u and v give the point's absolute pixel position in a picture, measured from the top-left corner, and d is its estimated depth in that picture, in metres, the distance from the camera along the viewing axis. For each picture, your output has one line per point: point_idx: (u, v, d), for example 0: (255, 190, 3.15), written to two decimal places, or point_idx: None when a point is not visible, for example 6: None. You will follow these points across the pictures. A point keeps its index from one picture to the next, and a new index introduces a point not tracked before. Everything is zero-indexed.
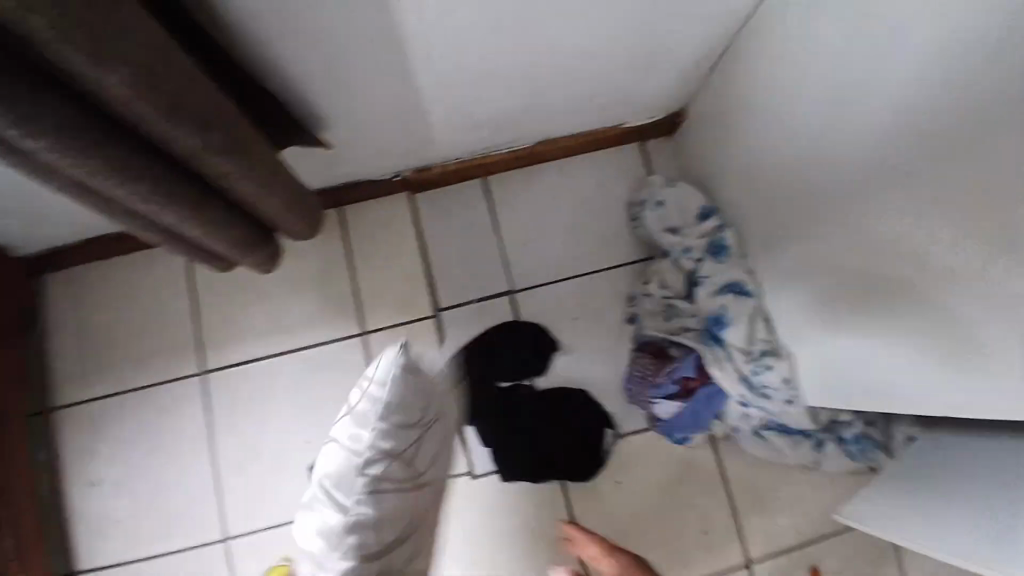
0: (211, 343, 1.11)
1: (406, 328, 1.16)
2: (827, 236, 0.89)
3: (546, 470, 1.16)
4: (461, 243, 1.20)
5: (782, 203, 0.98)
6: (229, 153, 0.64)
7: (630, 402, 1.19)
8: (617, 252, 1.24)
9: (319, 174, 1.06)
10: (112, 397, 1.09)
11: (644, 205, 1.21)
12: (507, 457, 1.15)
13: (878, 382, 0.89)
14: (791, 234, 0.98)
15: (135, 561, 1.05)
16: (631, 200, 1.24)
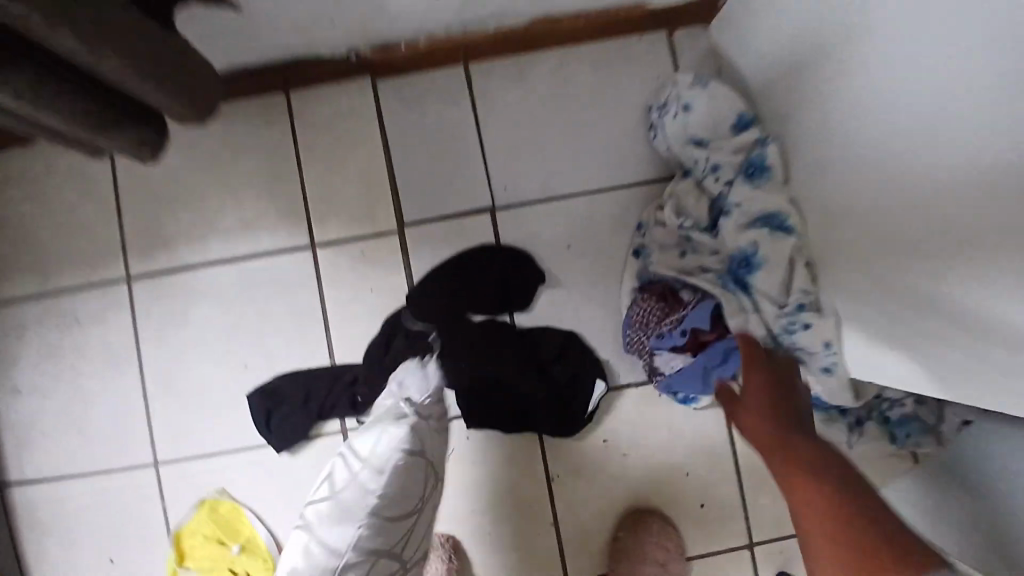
0: (142, 247, 0.97)
1: (364, 244, 0.98)
2: (902, 155, 0.63)
3: (518, 421, 0.98)
4: (434, 146, 0.98)
5: (846, 108, 0.71)
6: (65, 30, 0.49)
7: (626, 350, 0.98)
8: (627, 168, 1.00)
9: (251, 48, 0.86)
10: (33, 299, 0.97)
11: (666, 109, 0.96)
12: (474, 402, 0.97)
13: (927, 368, 0.69)
14: (851, 154, 0.72)
15: (60, 477, 0.95)
16: (649, 105, 1.00)
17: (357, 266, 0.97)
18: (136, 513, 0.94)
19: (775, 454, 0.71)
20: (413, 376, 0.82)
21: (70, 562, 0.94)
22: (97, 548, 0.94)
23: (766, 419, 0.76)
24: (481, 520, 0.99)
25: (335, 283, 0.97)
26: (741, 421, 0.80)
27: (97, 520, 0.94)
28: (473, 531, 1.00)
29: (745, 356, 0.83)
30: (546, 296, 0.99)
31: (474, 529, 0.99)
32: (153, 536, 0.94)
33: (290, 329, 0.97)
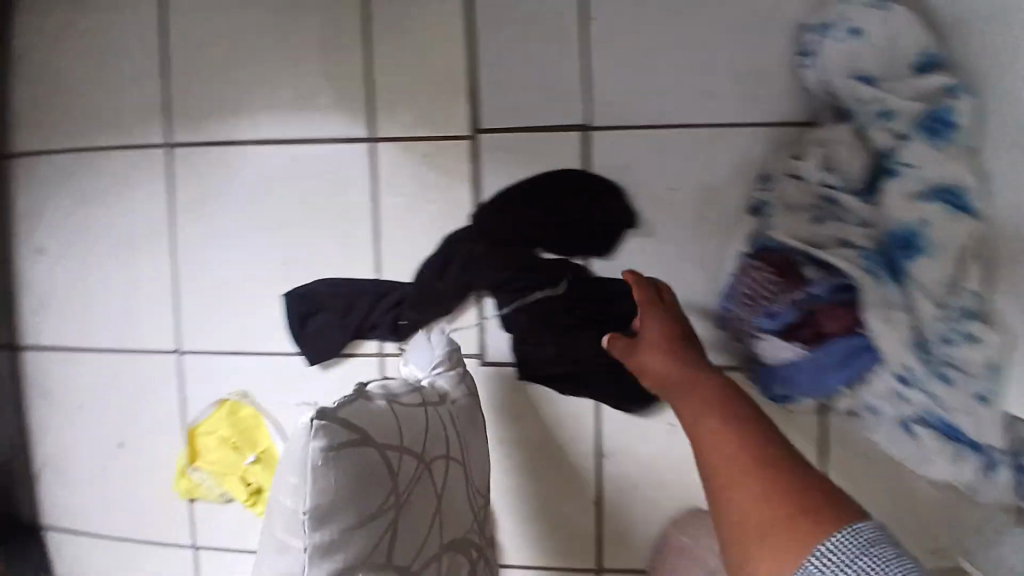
0: (183, 113, 0.86)
1: (428, 148, 0.83)
2: None
3: (574, 380, 0.84)
4: (526, 38, 0.80)
5: None
6: None
7: (723, 325, 0.81)
8: (765, 98, 0.78)
9: None
10: (71, 156, 0.90)
11: (827, 31, 0.74)
12: (528, 349, 0.83)
13: None
14: None
15: (76, 350, 0.90)
16: (802, 26, 0.77)
17: (415, 172, 0.84)
18: (154, 400, 0.88)
19: (695, 405, 0.57)
20: (420, 351, 0.78)
21: (84, 438, 0.91)
22: (110, 429, 0.90)
23: (672, 353, 0.62)
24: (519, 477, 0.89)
25: (389, 187, 0.84)
26: (636, 365, 0.64)
27: (112, 400, 0.90)
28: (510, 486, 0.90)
29: (640, 295, 0.68)
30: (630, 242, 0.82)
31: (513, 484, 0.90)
32: (162, 430, 0.88)
33: (331, 232, 0.85)
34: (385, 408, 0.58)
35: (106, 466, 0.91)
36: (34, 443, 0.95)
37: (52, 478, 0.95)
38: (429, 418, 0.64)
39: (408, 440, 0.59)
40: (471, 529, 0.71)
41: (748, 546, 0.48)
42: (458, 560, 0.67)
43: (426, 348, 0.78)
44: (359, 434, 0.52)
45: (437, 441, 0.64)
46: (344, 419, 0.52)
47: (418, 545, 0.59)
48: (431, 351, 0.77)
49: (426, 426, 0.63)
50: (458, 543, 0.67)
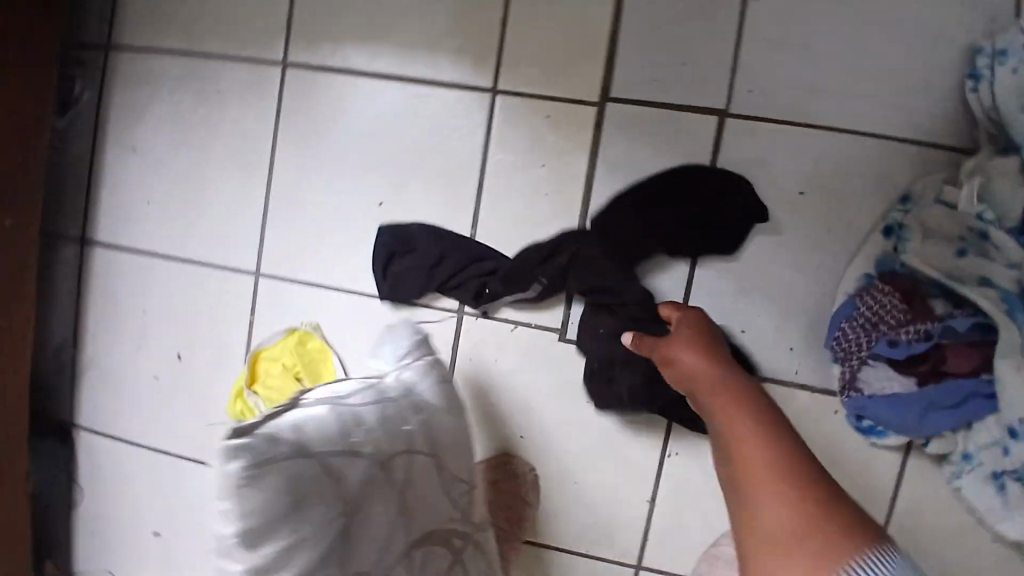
0: (305, 34, 0.83)
1: (550, 109, 0.79)
2: None
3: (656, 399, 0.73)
4: (678, 12, 0.75)
5: None
6: None
7: (825, 345, 0.75)
8: (922, 116, 0.73)
9: None
10: (182, 58, 0.87)
11: (1005, 57, 0.68)
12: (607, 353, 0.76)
13: None
14: None
15: (152, 254, 0.88)
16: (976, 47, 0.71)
17: (531, 134, 0.79)
18: (221, 319, 0.86)
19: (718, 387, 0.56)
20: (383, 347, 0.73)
21: (139, 345, 0.88)
22: (169, 340, 0.88)
23: (707, 355, 0.59)
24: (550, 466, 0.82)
25: (500, 145, 0.80)
26: (664, 357, 0.62)
27: (177, 312, 0.87)
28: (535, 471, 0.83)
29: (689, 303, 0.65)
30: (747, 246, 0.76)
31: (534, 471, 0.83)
32: (227, 348, 0.86)
33: (435, 180, 0.82)
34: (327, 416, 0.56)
35: (159, 376, 0.88)
36: (84, 341, 0.91)
37: (93, 380, 0.91)
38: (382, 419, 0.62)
39: (352, 440, 0.57)
40: (453, 518, 0.69)
41: (760, 560, 0.43)
42: (438, 552, 0.66)
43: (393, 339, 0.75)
44: (290, 444, 0.50)
45: (393, 440, 0.62)
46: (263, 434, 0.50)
47: (381, 545, 0.59)
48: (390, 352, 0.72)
49: (376, 425, 0.61)
50: (436, 535, 0.66)
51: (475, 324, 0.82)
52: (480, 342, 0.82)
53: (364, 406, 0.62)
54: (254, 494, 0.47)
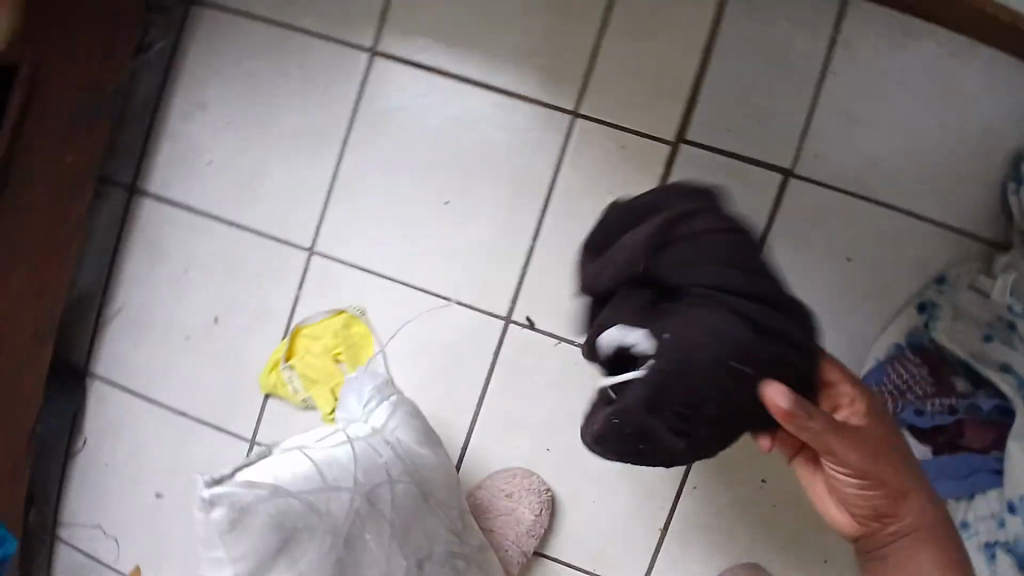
0: (400, 26, 0.85)
1: (625, 139, 0.81)
2: None
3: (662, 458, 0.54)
4: (765, 71, 0.79)
5: None
6: None
7: None
8: (970, 207, 0.78)
9: None
10: (269, 26, 0.87)
11: None
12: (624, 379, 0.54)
13: None
14: None
15: (203, 213, 0.88)
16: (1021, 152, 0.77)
17: (604, 160, 0.82)
18: (268, 289, 0.87)
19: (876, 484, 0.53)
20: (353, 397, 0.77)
21: (176, 302, 0.88)
22: (208, 302, 0.88)
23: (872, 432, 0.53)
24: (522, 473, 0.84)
25: (572, 167, 0.82)
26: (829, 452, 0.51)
27: (223, 275, 0.88)
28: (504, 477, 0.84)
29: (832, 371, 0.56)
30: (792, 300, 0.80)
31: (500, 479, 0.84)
32: (267, 319, 0.87)
33: (503, 189, 0.84)
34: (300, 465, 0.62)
35: (191, 336, 0.88)
36: (116, 288, 0.89)
37: (119, 329, 0.89)
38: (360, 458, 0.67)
39: (326, 480, 0.63)
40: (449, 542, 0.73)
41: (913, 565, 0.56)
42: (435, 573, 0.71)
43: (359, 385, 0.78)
44: (266, 490, 0.57)
45: (374, 472, 0.67)
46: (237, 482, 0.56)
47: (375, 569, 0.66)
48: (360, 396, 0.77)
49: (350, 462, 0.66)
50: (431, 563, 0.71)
51: (522, 334, 0.84)
52: (522, 351, 0.85)
53: (337, 447, 0.67)
54: (237, 537, 0.55)
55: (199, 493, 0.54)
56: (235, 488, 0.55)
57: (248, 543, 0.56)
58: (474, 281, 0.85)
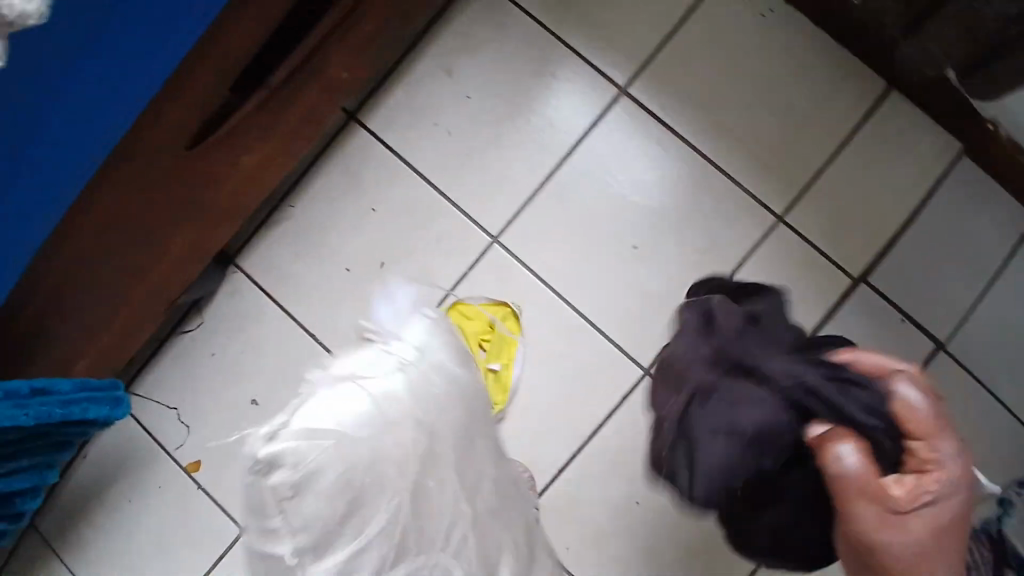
0: (653, 80, 0.92)
1: (810, 258, 0.88)
2: None
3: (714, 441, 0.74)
4: (950, 249, 0.88)
5: None
6: None
7: None
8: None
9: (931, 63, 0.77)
10: (537, 30, 0.93)
11: None
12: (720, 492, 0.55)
13: None
14: None
15: (408, 164, 0.92)
16: None
17: (789, 269, 0.88)
18: (440, 255, 0.91)
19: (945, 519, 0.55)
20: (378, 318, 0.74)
21: (350, 236, 0.91)
22: (380, 245, 0.90)
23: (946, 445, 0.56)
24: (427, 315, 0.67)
25: (757, 261, 0.88)
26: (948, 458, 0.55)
27: (404, 225, 0.91)
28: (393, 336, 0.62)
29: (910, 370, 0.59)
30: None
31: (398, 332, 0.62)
32: (430, 285, 0.91)
33: (689, 257, 0.90)
34: (315, 418, 0.51)
35: (353, 271, 0.90)
36: (296, 201, 0.91)
37: (283, 238, 0.90)
38: (392, 439, 0.54)
39: (386, 414, 0.54)
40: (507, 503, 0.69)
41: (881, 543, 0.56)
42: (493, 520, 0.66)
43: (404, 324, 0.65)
44: (330, 440, 0.51)
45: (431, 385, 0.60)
46: (302, 431, 0.50)
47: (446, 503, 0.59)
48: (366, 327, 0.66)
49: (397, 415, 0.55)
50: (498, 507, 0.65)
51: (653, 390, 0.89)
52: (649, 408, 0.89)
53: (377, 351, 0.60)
54: (309, 495, 0.50)
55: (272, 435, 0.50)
56: (278, 422, 0.51)
57: (315, 508, 0.50)
58: (629, 325, 0.90)
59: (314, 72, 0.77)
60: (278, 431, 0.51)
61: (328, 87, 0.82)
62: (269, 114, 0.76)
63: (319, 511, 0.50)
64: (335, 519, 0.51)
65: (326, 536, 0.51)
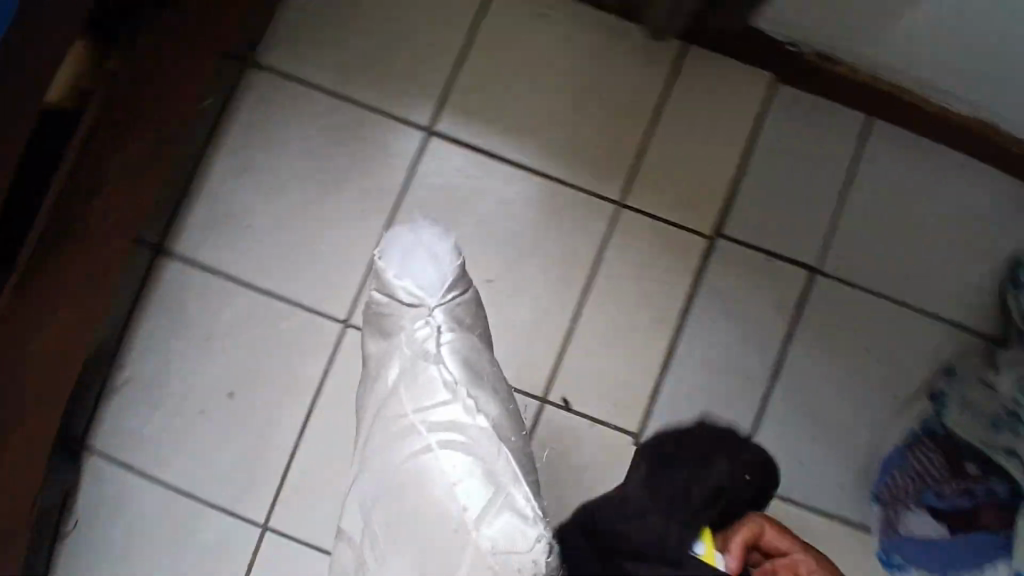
0: (456, 109, 0.88)
1: (666, 228, 0.86)
2: None
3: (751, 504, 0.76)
4: (793, 172, 0.87)
5: None
6: None
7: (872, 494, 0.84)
8: (979, 308, 0.88)
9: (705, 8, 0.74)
10: (324, 96, 0.89)
11: None
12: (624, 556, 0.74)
13: None
14: None
15: (236, 278, 0.86)
16: (1019, 258, 0.87)
17: (649, 246, 0.86)
18: (293, 360, 0.83)
19: None
20: (407, 380, 0.69)
21: (194, 375, 0.83)
22: (228, 375, 0.83)
23: None
24: (444, 365, 0.69)
25: (617, 249, 0.86)
26: None
27: (247, 343, 0.84)
28: (426, 265, 0.73)
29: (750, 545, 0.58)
30: (819, 386, 0.84)
31: (416, 266, 0.73)
32: (290, 397, 0.83)
33: (547, 268, 0.86)
34: (490, 413, 0.68)
35: (207, 410, 0.82)
36: (129, 358, 0.84)
37: (126, 405, 0.83)
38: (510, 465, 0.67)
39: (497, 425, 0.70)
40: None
41: None
42: None
43: (422, 257, 0.74)
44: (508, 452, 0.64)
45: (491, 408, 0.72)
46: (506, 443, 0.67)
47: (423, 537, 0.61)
48: (437, 377, 0.69)
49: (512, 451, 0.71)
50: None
51: (558, 416, 0.84)
52: (559, 434, 0.84)
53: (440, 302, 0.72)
54: (515, 504, 0.58)
55: (546, 545, 0.54)
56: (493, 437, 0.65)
57: (503, 519, 0.57)
58: (514, 359, 0.84)
59: (72, 250, 0.70)
60: (513, 505, 0.58)
61: (107, 248, 0.75)
62: (45, 305, 0.69)
63: (507, 525, 0.56)
64: (512, 534, 0.56)
65: (482, 525, 0.57)
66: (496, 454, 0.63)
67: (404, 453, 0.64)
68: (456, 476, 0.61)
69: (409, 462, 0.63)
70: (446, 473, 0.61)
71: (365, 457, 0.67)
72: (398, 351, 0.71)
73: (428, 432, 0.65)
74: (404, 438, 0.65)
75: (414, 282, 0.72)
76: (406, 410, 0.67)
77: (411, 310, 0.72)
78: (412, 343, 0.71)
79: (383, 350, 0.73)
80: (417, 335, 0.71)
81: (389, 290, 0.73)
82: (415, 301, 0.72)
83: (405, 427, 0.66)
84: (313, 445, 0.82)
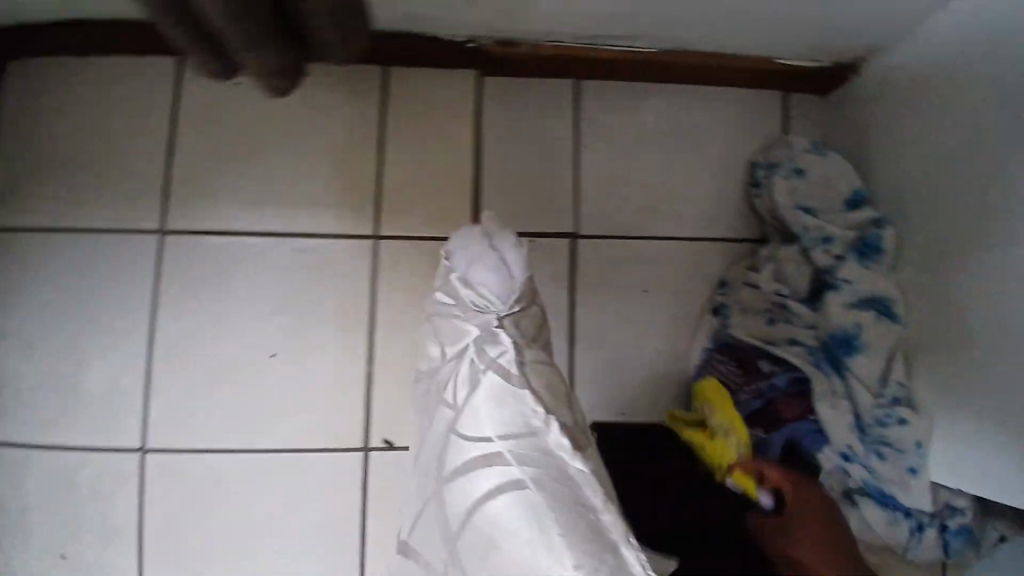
0: (185, 200, 0.85)
1: (426, 245, 0.87)
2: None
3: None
4: (526, 155, 0.91)
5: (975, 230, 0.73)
6: None
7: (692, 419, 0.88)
8: (737, 217, 0.94)
9: None
10: (50, 234, 0.85)
11: (777, 168, 0.89)
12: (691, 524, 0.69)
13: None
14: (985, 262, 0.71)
15: (24, 445, 0.83)
16: (755, 160, 0.93)
17: (416, 269, 0.86)
18: (109, 503, 0.84)
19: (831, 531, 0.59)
20: (483, 400, 0.53)
21: (20, 552, 0.83)
22: (53, 539, 0.83)
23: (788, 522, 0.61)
24: (529, 387, 0.53)
25: (387, 283, 0.86)
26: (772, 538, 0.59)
27: (59, 503, 0.84)
28: (495, 274, 0.61)
29: None
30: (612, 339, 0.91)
31: (482, 274, 0.60)
32: (122, 536, 0.84)
33: (327, 326, 0.86)
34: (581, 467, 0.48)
35: None
36: None
37: None
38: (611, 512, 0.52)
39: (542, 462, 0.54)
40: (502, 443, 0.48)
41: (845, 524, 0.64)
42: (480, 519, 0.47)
43: (478, 256, 0.62)
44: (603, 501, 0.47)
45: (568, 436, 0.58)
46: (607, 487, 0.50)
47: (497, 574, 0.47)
48: (522, 407, 0.51)
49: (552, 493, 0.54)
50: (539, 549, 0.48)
51: (385, 459, 0.86)
52: (391, 474, 0.86)
53: (500, 298, 0.60)
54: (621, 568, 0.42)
55: None
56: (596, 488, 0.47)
57: None
58: (327, 421, 0.85)
59: None
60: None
61: None
62: None
63: None
64: None
65: None
66: (600, 515, 0.45)
67: (481, 485, 0.50)
68: (542, 522, 0.44)
69: (489, 499, 0.49)
70: (534, 528, 0.44)
71: (443, 483, 0.55)
72: (466, 357, 0.58)
73: (519, 464, 0.48)
74: (482, 464, 0.51)
75: (482, 287, 0.60)
76: (490, 434, 0.51)
77: (476, 315, 0.60)
78: (481, 358, 0.56)
79: (450, 362, 0.61)
80: (486, 348, 0.57)
81: (455, 294, 0.62)
82: (479, 308, 0.59)
83: (480, 454, 0.51)
84: (158, 568, 0.84)
